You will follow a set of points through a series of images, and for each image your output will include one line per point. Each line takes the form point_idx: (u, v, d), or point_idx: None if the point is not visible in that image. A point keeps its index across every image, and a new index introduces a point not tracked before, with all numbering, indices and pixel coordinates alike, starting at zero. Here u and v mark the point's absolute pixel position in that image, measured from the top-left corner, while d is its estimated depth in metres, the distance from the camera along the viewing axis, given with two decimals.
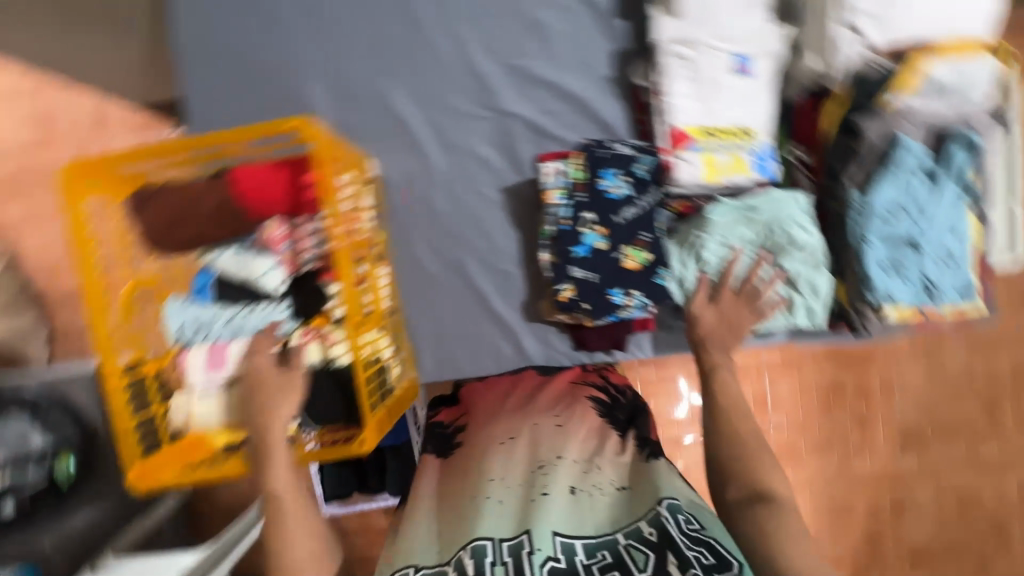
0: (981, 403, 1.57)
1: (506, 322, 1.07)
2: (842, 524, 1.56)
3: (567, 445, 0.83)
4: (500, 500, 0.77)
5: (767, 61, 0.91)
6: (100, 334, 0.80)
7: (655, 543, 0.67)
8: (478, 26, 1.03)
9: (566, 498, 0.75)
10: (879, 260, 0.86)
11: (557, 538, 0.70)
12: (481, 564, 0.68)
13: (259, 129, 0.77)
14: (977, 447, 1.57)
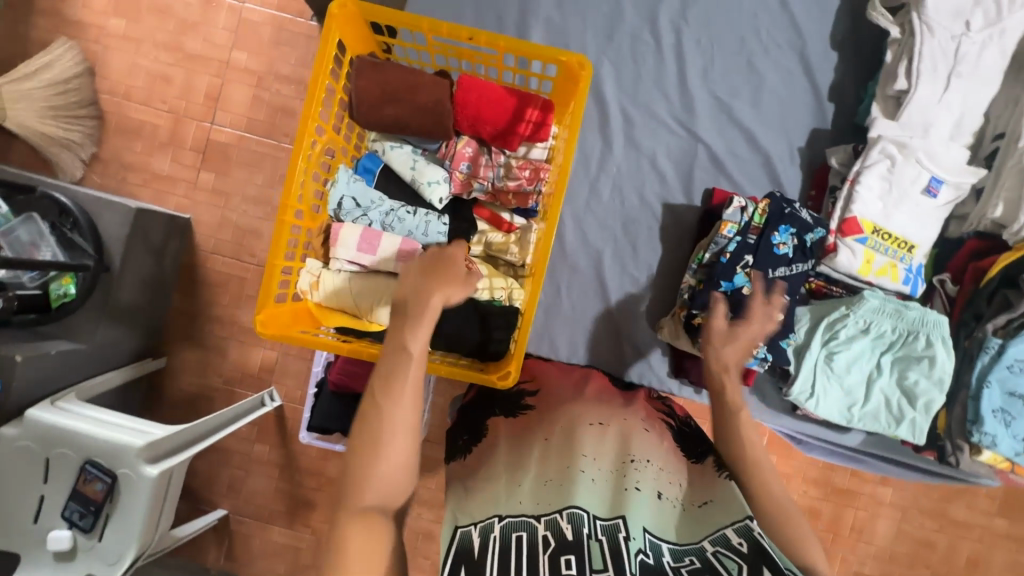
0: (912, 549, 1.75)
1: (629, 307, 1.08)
2: None
3: (657, 450, 0.77)
4: (591, 479, 0.70)
5: (954, 193, 0.98)
6: (292, 171, 0.76)
7: (747, 553, 0.61)
8: (705, 56, 1.08)
9: (653, 502, 0.70)
10: (993, 405, 0.91)
11: (645, 534, 0.66)
12: (577, 533, 0.62)
13: (537, 51, 0.76)
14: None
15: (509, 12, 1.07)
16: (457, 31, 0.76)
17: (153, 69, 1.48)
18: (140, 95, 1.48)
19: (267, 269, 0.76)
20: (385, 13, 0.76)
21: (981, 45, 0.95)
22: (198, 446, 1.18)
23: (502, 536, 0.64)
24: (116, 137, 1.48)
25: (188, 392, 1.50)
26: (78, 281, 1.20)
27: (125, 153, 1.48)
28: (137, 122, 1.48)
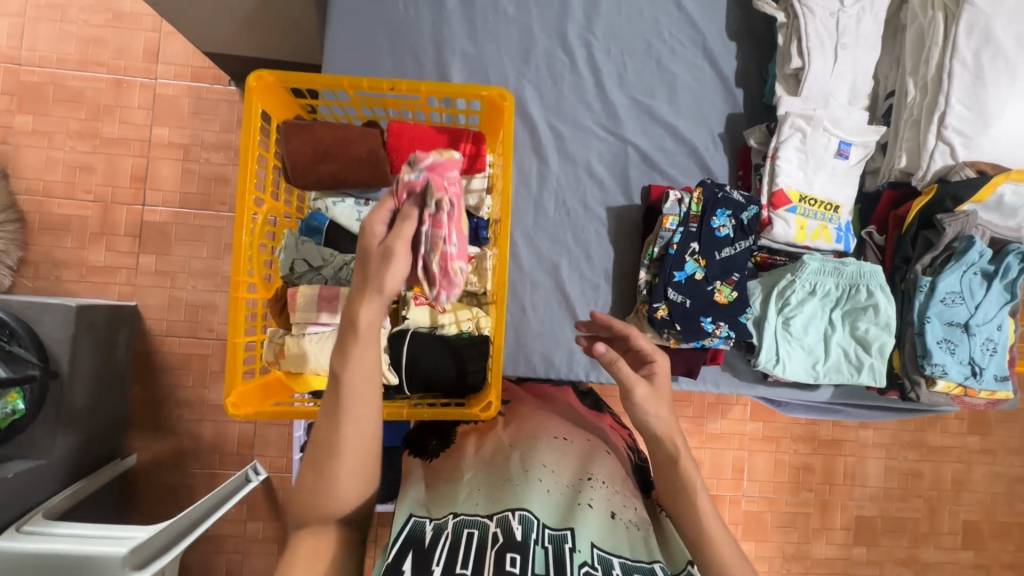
0: (901, 487, 1.85)
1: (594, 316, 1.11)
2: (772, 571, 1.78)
3: (615, 472, 0.82)
4: (546, 488, 0.76)
5: (863, 151, 1.07)
6: (242, 242, 0.76)
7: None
8: (616, 61, 1.14)
9: (606, 520, 0.73)
10: (936, 337, 0.99)
11: (593, 549, 0.68)
12: (525, 535, 0.66)
13: (460, 90, 0.79)
14: (894, 521, 1.85)
15: (426, 52, 1.09)
16: (377, 81, 0.78)
17: (71, 160, 1.43)
18: (62, 188, 1.43)
19: (230, 348, 0.74)
20: (304, 77, 0.77)
21: (857, 18, 1.05)
22: (185, 540, 1.09)
23: (453, 530, 0.68)
24: (43, 235, 1.42)
25: (167, 484, 1.44)
26: (25, 396, 1.15)
27: (55, 250, 1.42)
28: (63, 216, 1.43)
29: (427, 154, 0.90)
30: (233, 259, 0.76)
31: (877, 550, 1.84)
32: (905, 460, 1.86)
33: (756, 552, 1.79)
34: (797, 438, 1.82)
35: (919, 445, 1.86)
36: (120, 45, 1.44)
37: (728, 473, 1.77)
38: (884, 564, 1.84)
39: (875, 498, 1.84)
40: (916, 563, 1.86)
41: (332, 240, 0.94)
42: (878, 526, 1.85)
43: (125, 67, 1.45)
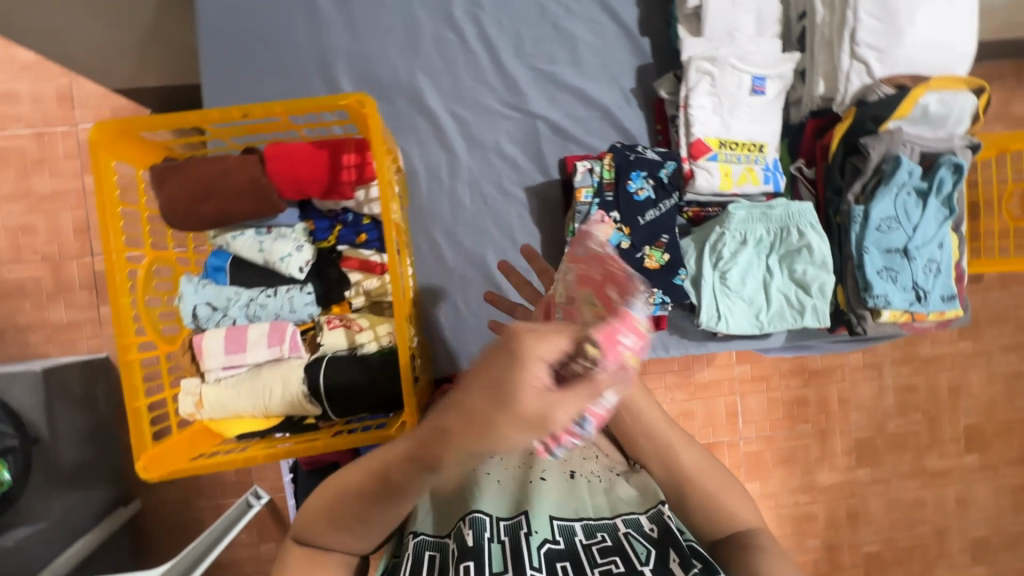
0: (914, 410, 1.76)
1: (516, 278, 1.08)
2: (792, 514, 1.73)
3: None
4: (498, 481, 0.75)
5: (780, 83, 1.01)
6: (120, 302, 0.73)
7: (654, 538, 0.69)
8: (508, 31, 1.07)
9: (563, 483, 0.76)
10: (876, 266, 0.95)
11: (553, 522, 0.71)
12: (478, 537, 0.67)
13: (314, 102, 0.73)
14: (909, 445, 1.77)
15: (309, 58, 1.04)
16: (227, 109, 0.73)
17: (11, 223, 1.41)
18: (9, 252, 1.41)
19: (132, 414, 0.72)
20: (153, 120, 0.72)
21: None
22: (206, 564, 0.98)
23: (414, 553, 0.69)
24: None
25: (175, 526, 1.44)
26: (12, 465, 1.11)
27: (16, 315, 1.41)
28: (16, 280, 1.41)
29: (311, 173, 0.86)
30: (114, 320, 0.73)
31: (882, 469, 1.77)
32: (898, 376, 1.76)
33: (762, 491, 1.71)
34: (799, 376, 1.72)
35: (928, 365, 1.76)
36: (34, 96, 1.41)
37: (723, 418, 1.70)
38: (904, 489, 1.77)
39: (886, 425, 1.75)
40: (923, 474, 1.78)
41: (235, 277, 0.91)
42: (894, 454, 1.76)
43: (44, 118, 1.42)
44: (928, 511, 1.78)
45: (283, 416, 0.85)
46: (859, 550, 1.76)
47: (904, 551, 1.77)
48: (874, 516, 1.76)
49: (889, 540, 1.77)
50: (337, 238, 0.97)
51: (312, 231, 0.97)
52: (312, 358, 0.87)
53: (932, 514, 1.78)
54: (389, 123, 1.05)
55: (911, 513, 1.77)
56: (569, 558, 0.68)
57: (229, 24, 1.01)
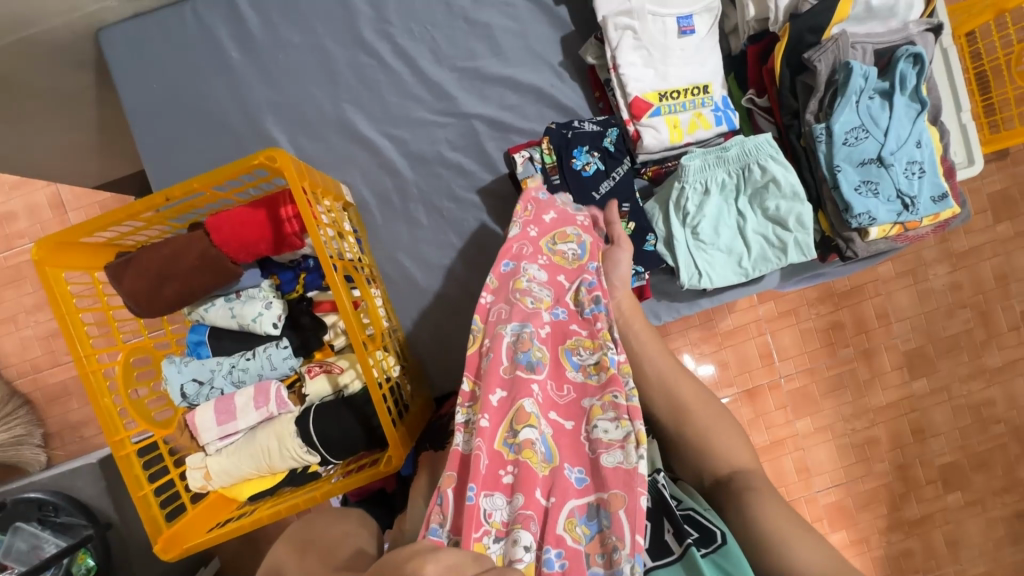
0: (973, 306, 1.59)
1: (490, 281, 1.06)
2: (861, 443, 1.60)
3: None
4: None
5: (708, 17, 0.95)
6: (100, 402, 0.76)
7: (649, 508, 0.65)
8: (420, 38, 1.05)
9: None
10: (853, 184, 0.88)
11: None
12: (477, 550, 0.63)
13: (228, 169, 0.74)
14: (976, 345, 1.59)
15: (238, 117, 1.05)
16: (154, 198, 0.75)
17: (41, 332, 1.51)
18: (46, 360, 1.51)
19: (139, 503, 0.76)
20: (90, 224, 0.76)
21: None
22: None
23: None
24: (49, 408, 1.51)
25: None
26: (93, 551, 1.22)
27: (66, 416, 1.51)
28: (58, 383, 1.51)
29: (255, 233, 0.87)
30: (99, 419, 0.76)
31: (939, 377, 1.60)
32: (938, 275, 1.58)
33: (814, 426, 1.59)
34: (838, 296, 1.59)
35: (980, 255, 1.57)
36: (29, 212, 1.51)
37: (757, 362, 1.58)
38: (980, 395, 1.60)
39: (944, 331, 1.59)
40: (984, 372, 1.60)
41: (214, 348, 0.93)
42: (960, 359, 1.60)
43: (43, 228, 1.51)
44: (1013, 411, 1.61)
45: (287, 469, 0.88)
46: (944, 469, 1.61)
47: (996, 461, 1.61)
48: (953, 430, 1.60)
49: (963, 448, 1.61)
50: (305, 286, 0.98)
51: (279, 285, 0.98)
52: (301, 410, 0.88)
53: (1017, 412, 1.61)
54: (328, 160, 1.05)
55: (994, 418, 1.61)
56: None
57: (157, 104, 1.03)
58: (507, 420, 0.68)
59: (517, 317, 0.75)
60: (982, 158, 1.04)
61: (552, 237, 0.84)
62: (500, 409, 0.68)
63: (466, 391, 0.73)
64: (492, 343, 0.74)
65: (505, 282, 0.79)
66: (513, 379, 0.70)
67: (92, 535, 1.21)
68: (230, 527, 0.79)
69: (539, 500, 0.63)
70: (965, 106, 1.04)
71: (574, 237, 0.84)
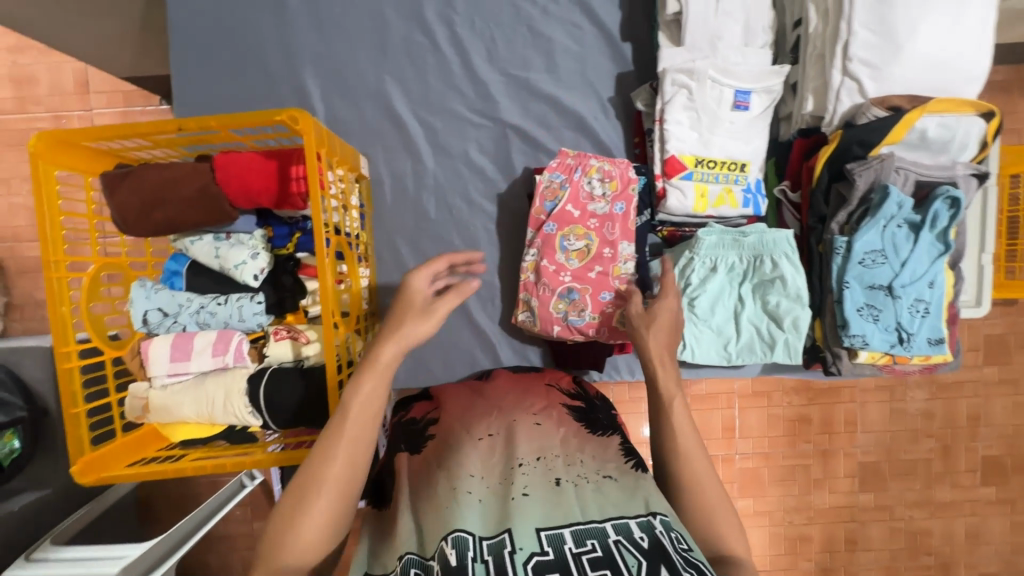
0: (937, 437, 1.59)
1: (480, 291, 1.06)
2: (792, 538, 1.61)
3: (545, 442, 0.81)
4: (478, 499, 0.71)
5: (766, 99, 0.93)
6: (59, 312, 0.73)
7: (647, 548, 0.61)
8: (479, 33, 1.02)
9: (552, 492, 0.71)
10: (856, 305, 0.88)
11: (540, 532, 0.65)
12: (460, 557, 0.61)
13: (249, 118, 0.72)
14: (929, 475, 1.60)
15: (276, 60, 1.02)
16: (163, 124, 0.73)
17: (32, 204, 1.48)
18: (26, 233, 1.49)
19: (69, 420, 0.74)
20: (93, 130, 0.73)
21: None
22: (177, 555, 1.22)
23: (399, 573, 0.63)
24: (17, 282, 1.49)
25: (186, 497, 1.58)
26: (21, 435, 1.18)
27: (32, 292, 1.49)
28: (35, 259, 1.48)
29: (260, 186, 0.85)
30: (51, 327, 0.73)
31: (885, 495, 1.61)
32: (912, 400, 1.58)
33: (753, 508, 1.59)
34: (812, 391, 1.58)
35: (958, 392, 1.58)
36: (52, 80, 1.48)
37: (717, 432, 1.58)
38: (918, 524, 1.61)
39: (902, 454, 1.60)
40: (930, 503, 1.61)
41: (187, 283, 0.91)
42: (909, 485, 1.61)
43: (58, 103, 1.48)
44: (946, 548, 1.62)
45: (226, 425, 0.86)
46: None
47: None
48: (884, 549, 1.62)
49: (888, 569, 1.62)
50: (296, 245, 0.97)
51: (272, 238, 0.96)
52: (258, 368, 0.87)
53: (949, 550, 1.62)
54: (354, 127, 1.03)
55: (925, 550, 1.62)
56: (556, 567, 0.60)
57: (200, 23, 1.01)
58: (559, 253, 0.95)
59: (559, 284, 0.95)
60: (988, 305, 1.04)
61: (569, 230, 0.95)
62: (562, 265, 0.95)
63: (528, 282, 0.97)
64: (538, 279, 0.95)
65: (545, 303, 0.95)
66: (558, 270, 0.95)
67: (24, 418, 1.18)
68: (154, 471, 0.77)
69: (589, 223, 0.95)
70: (989, 252, 1.03)
71: (584, 235, 0.95)
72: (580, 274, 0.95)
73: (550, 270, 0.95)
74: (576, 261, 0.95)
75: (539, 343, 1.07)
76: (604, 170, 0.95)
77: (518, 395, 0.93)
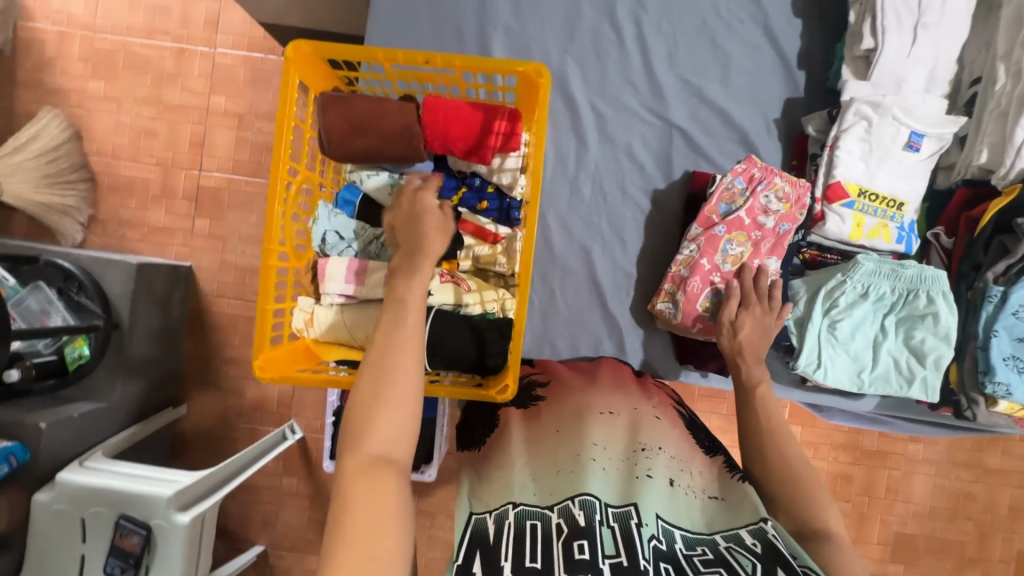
0: (977, 523, 1.58)
1: (617, 278, 1.08)
2: None
3: (669, 438, 0.80)
4: (603, 468, 0.73)
5: (936, 145, 0.97)
6: (275, 211, 0.77)
7: (761, 552, 0.61)
8: (665, 35, 1.07)
9: (666, 489, 0.71)
10: (1005, 355, 0.89)
11: (658, 521, 0.67)
12: (588, 518, 0.63)
13: (496, 65, 0.76)
14: (963, 559, 1.58)
15: (467, 24, 1.07)
16: (407, 56, 0.76)
17: (136, 125, 1.53)
18: (131, 152, 1.53)
19: (260, 314, 0.77)
20: (339, 48, 0.77)
21: None
22: (226, 488, 1.24)
23: (515, 523, 0.64)
24: (111, 196, 1.53)
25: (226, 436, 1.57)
26: (91, 342, 1.26)
27: (121, 210, 1.53)
28: (128, 177, 1.54)
29: (462, 134, 0.89)
30: (265, 223, 0.77)
31: (917, 571, 1.58)
32: (960, 480, 1.57)
33: None
34: (863, 453, 1.57)
35: (1004, 483, 1.58)
36: (184, 14, 1.52)
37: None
38: None
39: (941, 533, 1.58)
40: None
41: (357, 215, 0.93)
42: (942, 565, 1.58)
43: (188, 35, 1.52)
44: None
45: None
46: None
47: None
48: None
49: None
50: (460, 200, 1.00)
51: (439, 188, 1.00)
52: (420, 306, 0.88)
53: None
54: None
55: None
56: (670, 560, 0.61)
57: None
58: (717, 254, 0.98)
59: (709, 285, 0.98)
60: None
61: (732, 236, 0.98)
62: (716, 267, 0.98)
63: (676, 277, 1.00)
64: (691, 275, 0.98)
65: (693, 298, 0.98)
66: (710, 271, 0.98)
67: (98, 327, 1.24)
68: (322, 379, 0.79)
69: (752, 232, 0.99)
70: None
71: (743, 243, 0.99)
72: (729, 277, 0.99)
73: (704, 268, 0.98)
74: (729, 266, 0.99)
75: (660, 339, 1.09)
76: (782, 190, 0.98)
77: (631, 383, 0.93)
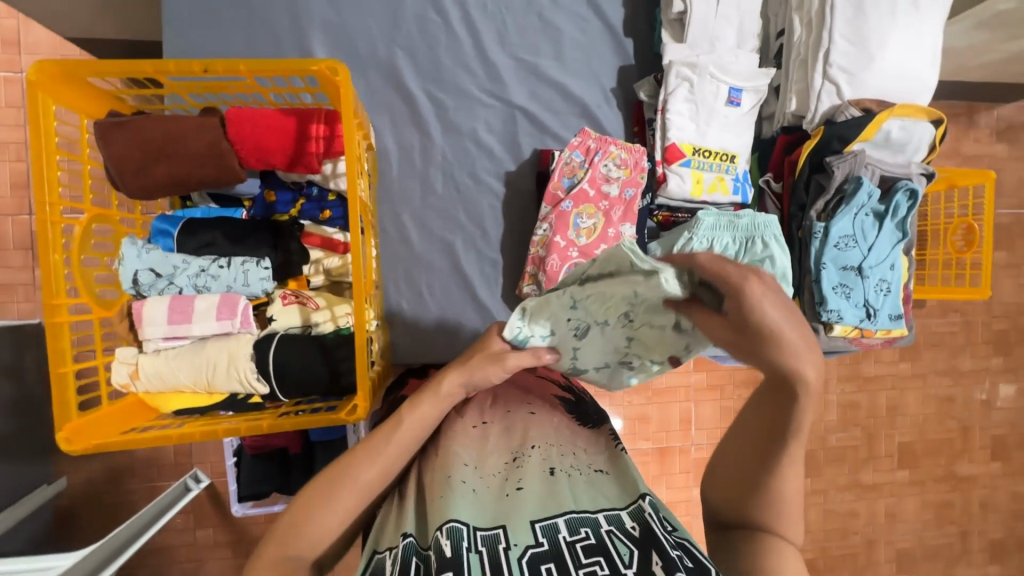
0: (864, 426, 1.73)
1: (481, 265, 1.07)
2: None
3: (547, 430, 0.68)
4: (474, 490, 0.59)
5: (755, 97, 1.02)
6: (50, 260, 0.67)
7: (638, 537, 0.53)
8: (492, 17, 1.05)
9: (543, 485, 0.59)
10: (832, 283, 0.98)
11: (533, 526, 0.54)
12: (455, 547, 0.51)
13: (283, 65, 0.69)
14: (859, 459, 1.73)
15: (282, 23, 0.99)
16: (177, 68, 0.67)
17: None
18: None
19: (55, 377, 0.67)
20: (94, 66, 0.67)
21: None
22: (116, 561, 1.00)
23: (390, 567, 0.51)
24: None
25: (116, 501, 1.41)
26: None
27: None
28: None
29: (278, 143, 0.82)
30: (41, 275, 0.67)
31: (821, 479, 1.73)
32: (843, 392, 1.71)
33: None
34: None
35: (881, 387, 1.73)
36: None
37: (675, 424, 1.52)
38: (847, 505, 1.73)
39: (835, 442, 1.72)
40: (857, 486, 1.74)
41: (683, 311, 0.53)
42: (841, 469, 1.73)
43: None
44: (871, 527, 1.74)
45: (227, 393, 0.81)
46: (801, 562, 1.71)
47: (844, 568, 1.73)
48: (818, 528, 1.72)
49: (822, 548, 1.73)
50: (299, 212, 0.93)
51: (274, 203, 0.93)
52: (262, 335, 0.81)
53: (874, 529, 1.74)
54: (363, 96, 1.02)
55: (852, 526, 1.74)
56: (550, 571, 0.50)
57: None
58: (567, 224, 0.99)
59: (568, 261, 0.98)
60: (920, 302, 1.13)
61: (580, 210, 1.00)
62: (571, 242, 0.99)
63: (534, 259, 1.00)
64: (547, 251, 0.98)
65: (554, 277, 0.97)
66: (563, 247, 0.98)
67: None
68: (149, 438, 0.71)
69: (599, 204, 1.01)
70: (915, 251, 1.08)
71: (591, 215, 1.01)
72: (586, 250, 1.00)
73: (559, 244, 0.98)
74: (584, 239, 1.00)
75: None
76: (620, 159, 1.01)
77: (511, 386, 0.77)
